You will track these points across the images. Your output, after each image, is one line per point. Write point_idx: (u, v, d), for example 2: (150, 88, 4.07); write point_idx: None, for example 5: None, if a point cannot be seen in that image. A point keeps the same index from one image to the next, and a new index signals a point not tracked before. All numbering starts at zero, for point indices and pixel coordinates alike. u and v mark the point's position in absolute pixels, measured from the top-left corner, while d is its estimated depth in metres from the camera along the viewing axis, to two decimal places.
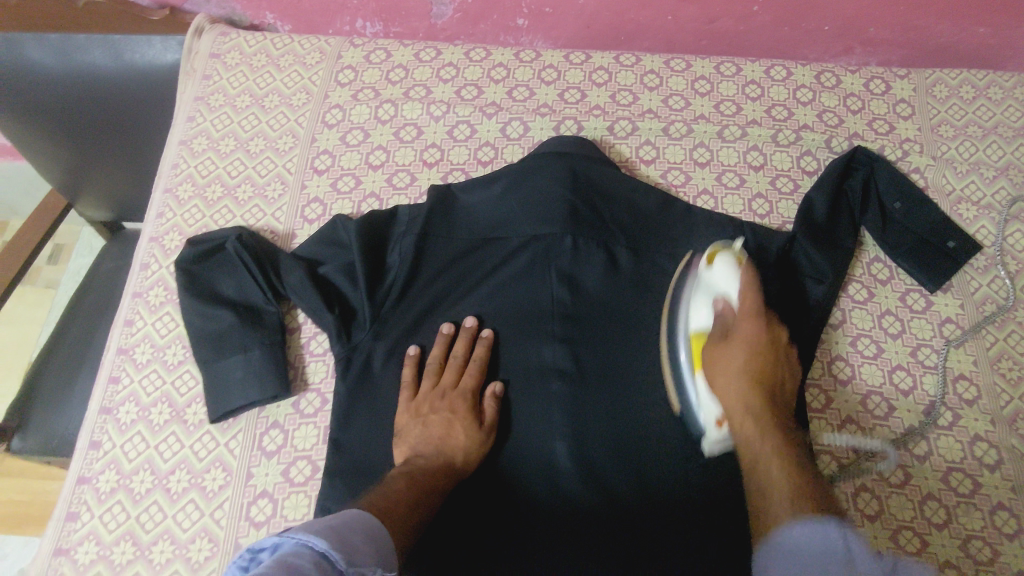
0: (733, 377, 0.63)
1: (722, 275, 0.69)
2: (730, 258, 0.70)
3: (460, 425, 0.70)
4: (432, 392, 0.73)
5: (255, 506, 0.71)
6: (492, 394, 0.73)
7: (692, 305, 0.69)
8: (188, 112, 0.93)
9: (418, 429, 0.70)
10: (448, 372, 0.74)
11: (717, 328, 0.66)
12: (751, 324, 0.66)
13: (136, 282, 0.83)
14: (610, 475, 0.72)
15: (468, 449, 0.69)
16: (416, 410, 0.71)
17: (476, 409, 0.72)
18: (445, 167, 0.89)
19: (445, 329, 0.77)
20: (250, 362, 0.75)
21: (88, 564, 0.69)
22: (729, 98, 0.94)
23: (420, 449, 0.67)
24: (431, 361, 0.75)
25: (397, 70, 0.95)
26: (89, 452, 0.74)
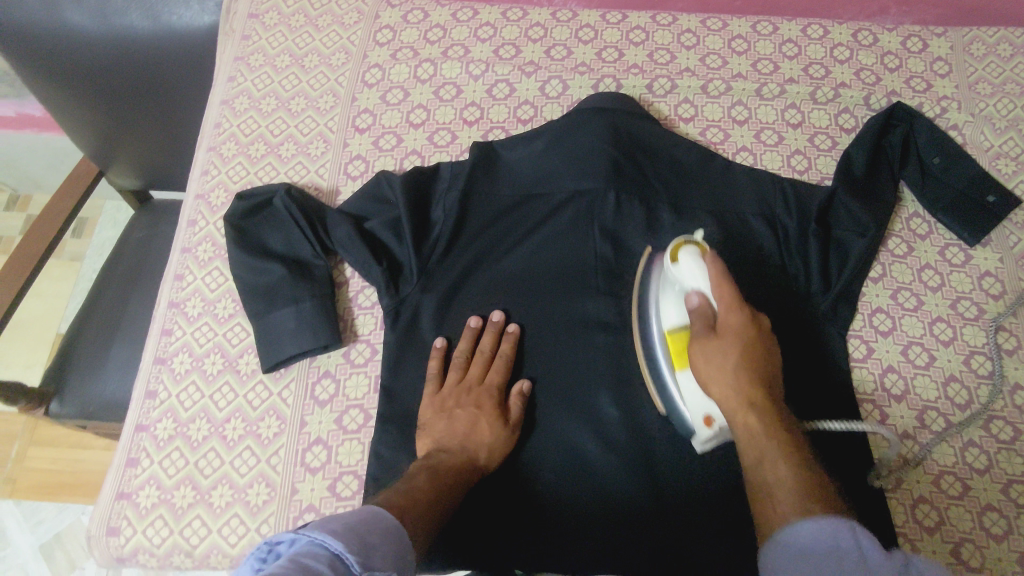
0: (723, 374, 0.59)
1: (689, 268, 0.65)
2: (693, 249, 0.66)
3: (486, 421, 0.69)
4: (458, 387, 0.72)
5: (310, 453, 0.73)
6: (519, 392, 0.72)
7: (664, 301, 0.70)
8: (229, 72, 0.94)
9: (442, 424, 0.69)
10: (474, 366, 0.73)
11: (699, 320, 0.63)
12: (739, 318, 0.61)
13: (184, 237, 0.85)
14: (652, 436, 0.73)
15: (492, 446, 0.68)
16: (440, 405, 0.70)
17: (501, 406, 0.71)
18: (485, 125, 0.89)
19: (472, 322, 0.76)
20: (301, 313, 0.76)
21: (150, 508, 0.71)
22: (766, 57, 0.94)
23: (444, 445, 0.66)
24: (456, 355, 0.74)
25: (436, 30, 0.96)
26: (146, 401, 0.75)
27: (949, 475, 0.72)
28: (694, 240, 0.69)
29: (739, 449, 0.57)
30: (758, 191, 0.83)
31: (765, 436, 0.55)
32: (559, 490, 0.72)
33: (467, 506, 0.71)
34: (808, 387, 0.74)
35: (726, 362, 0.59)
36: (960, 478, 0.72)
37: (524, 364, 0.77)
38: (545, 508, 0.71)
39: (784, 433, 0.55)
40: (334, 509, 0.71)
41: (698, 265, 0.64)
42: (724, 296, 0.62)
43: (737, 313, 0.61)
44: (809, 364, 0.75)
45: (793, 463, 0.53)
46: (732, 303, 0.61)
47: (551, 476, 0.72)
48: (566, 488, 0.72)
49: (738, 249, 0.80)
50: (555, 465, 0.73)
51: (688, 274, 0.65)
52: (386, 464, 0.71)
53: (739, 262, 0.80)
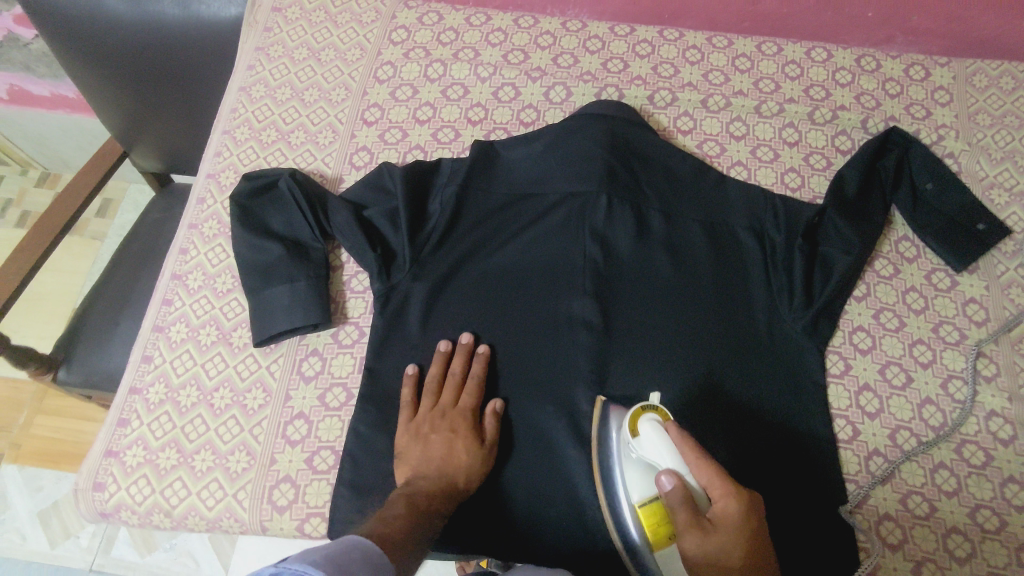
0: None
1: (652, 441, 0.61)
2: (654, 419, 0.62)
3: (461, 444, 0.69)
4: (432, 412, 0.72)
5: (292, 426, 0.75)
6: (493, 412, 0.73)
7: (631, 477, 0.63)
8: (249, 60, 0.98)
9: (418, 450, 0.68)
10: (447, 391, 0.73)
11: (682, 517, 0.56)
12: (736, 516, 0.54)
13: (192, 214, 0.88)
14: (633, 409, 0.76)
15: (470, 468, 0.68)
16: (416, 431, 0.70)
17: (475, 428, 0.71)
18: (488, 125, 0.92)
19: (442, 347, 0.76)
20: (296, 291, 0.79)
21: (136, 467, 0.74)
22: (768, 76, 0.96)
23: (421, 471, 0.66)
24: (429, 380, 0.74)
25: (448, 33, 0.99)
26: (141, 365, 0.79)
27: (916, 496, 0.73)
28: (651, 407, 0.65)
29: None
30: (747, 206, 0.85)
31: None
32: (530, 482, 0.73)
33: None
34: (788, 543, 0.70)
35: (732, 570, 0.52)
36: (928, 498, 0.73)
37: (507, 356, 0.78)
38: (514, 499, 0.73)
39: None
40: (310, 481, 0.73)
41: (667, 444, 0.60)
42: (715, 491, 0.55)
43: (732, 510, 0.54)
44: (790, 519, 0.71)
45: None
46: (724, 494, 0.55)
47: (524, 468, 0.74)
48: (541, 477, 0.74)
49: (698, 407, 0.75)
50: (530, 456, 0.74)
51: (651, 449, 0.61)
52: (363, 442, 0.73)
53: (705, 418, 0.75)
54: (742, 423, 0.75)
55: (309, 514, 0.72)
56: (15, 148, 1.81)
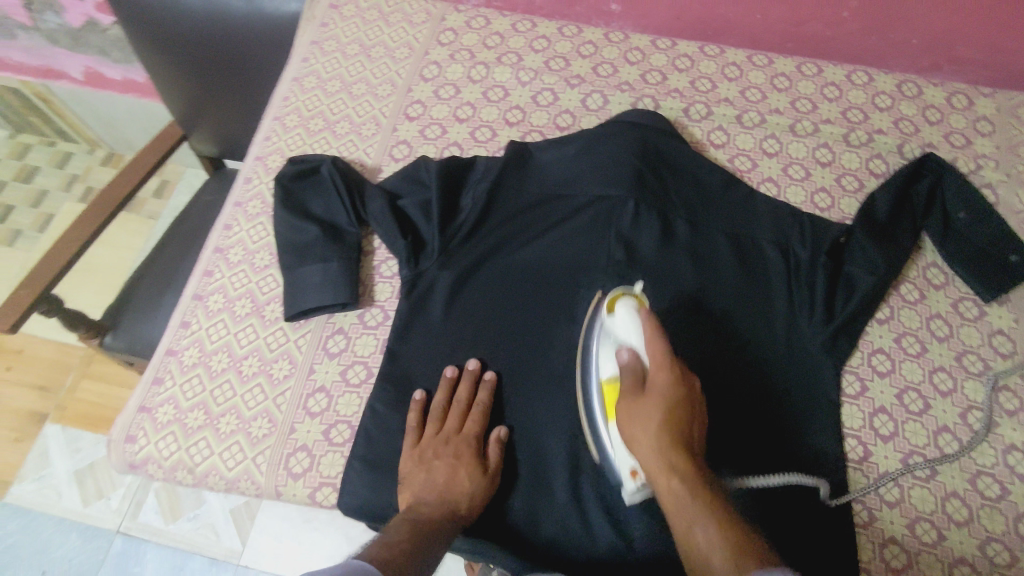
0: (646, 433, 0.59)
1: (623, 319, 0.70)
2: (628, 303, 0.72)
3: (464, 470, 0.71)
4: (436, 438, 0.73)
5: (313, 398, 0.79)
6: (497, 439, 0.74)
7: (605, 356, 0.72)
8: (303, 53, 1.03)
9: (422, 476, 0.70)
10: (452, 417, 0.75)
11: (629, 378, 0.65)
12: (665, 373, 0.62)
13: (238, 192, 0.93)
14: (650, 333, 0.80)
15: (473, 494, 0.69)
16: (420, 457, 0.72)
17: (479, 455, 0.72)
18: (525, 127, 0.95)
19: (448, 372, 0.77)
20: (328, 271, 0.82)
21: (166, 423, 0.78)
22: (806, 96, 0.96)
23: (424, 498, 0.68)
24: (435, 406, 0.76)
25: (494, 37, 1.03)
26: (179, 329, 0.83)
27: (925, 522, 0.72)
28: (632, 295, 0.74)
29: (666, 515, 0.56)
30: (774, 221, 0.86)
31: (688, 498, 0.54)
32: (536, 472, 0.75)
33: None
34: (741, 447, 0.74)
35: (648, 421, 0.60)
36: (936, 526, 0.72)
37: (523, 348, 0.81)
38: (517, 487, 0.75)
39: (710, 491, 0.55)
40: (325, 452, 0.76)
41: (633, 322, 0.69)
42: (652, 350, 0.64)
43: (663, 370, 0.62)
44: (750, 425, 0.75)
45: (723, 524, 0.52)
46: (660, 358, 0.63)
47: (530, 456, 0.76)
48: (546, 468, 0.75)
49: (682, 317, 0.81)
50: (538, 444, 0.76)
51: (621, 326, 0.70)
52: (379, 420, 0.76)
53: (691, 331, 0.80)
54: (721, 337, 0.80)
55: (321, 483, 0.75)
56: (85, 127, 1.92)
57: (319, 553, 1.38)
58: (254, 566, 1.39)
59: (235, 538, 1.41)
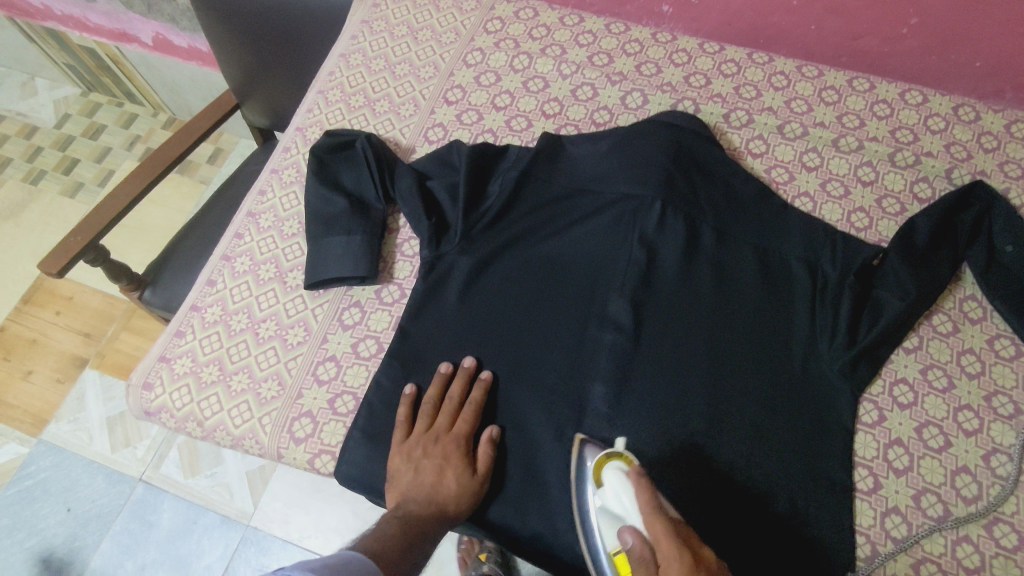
0: None
1: (619, 494, 0.64)
2: (619, 473, 0.66)
3: (452, 472, 0.70)
4: (425, 435, 0.73)
5: (323, 366, 0.80)
6: (488, 439, 0.73)
7: (608, 532, 0.65)
8: (353, 31, 1.05)
9: (409, 475, 0.70)
10: (443, 415, 0.74)
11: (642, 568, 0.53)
12: None
13: (276, 160, 0.96)
14: (669, 344, 0.79)
15: (459, 497, 0.69)
16: (408, 454, 0.72)
17: (468, 456, 0.72)
18: (560, 120, 0.95)
19: (443, 368, 0.77)
20: (350, 244, 0.84)
21: (182, 375, 0.81)
22: (854, 112, 0.93)
23: (410, 498, 0.68)
24: (426, 402, 0.75)
25: (540, 29, 1.03)
26: (205, 287, 0.86)
27: (931, 564, 0.68)
28: (620, 456, 0.68)
29: None
30: (805, 238, 0.83)
31: None
32: (531, 466, 0.75)
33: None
34: None
35: None
36: (944, 570, 0.68)
37: (533, 339, 0.80)
38: (509, 478, 0.74)
39: None
40: (328, 420, 0.78)
41: (625, 487, 0.64)
42: None
43: None
44: None
45: None
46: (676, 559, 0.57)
47: (525, 449, 0.75)
48: (541, 463, 0.75)
49: (686, 463, 0.73)
50: (537, 437, 0.76)
51: (611, 494, 0.65)
52: (383, 394, 0.77)
53: (693, 474, 0.73)
54: (735, 488, 0.72)
55: (321, 450, 0.76)
56: (152, 92, 2.01)
57: (325, 523, 1.41)
58: (262, 528, 1.42)
59: (248, 500, 1.46)
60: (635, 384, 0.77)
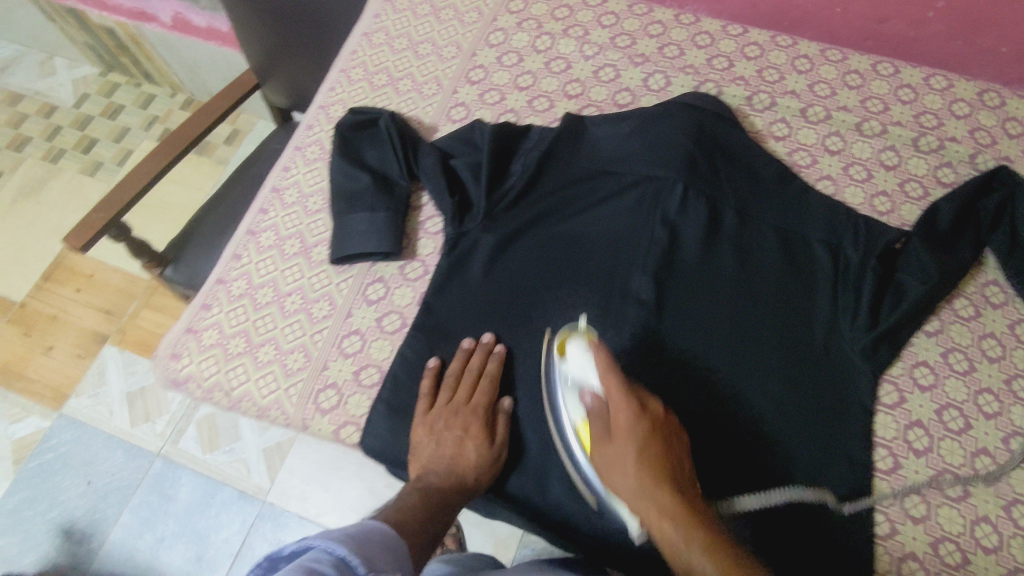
0: (627, 480, 0.61)
1: (577, 359, 0.71)
2: (579, 341, 0.72)
3: (472, 444, 0.72)
4: (447, 408, 0.74)
5: (347, 340, 0.82)
6: (505, 413, 0.75)
7: (567, 397, 0.71)
8: (376, 10, 1.06)
9: (431, 446, 0.72)
10: (463, 388, 0.75)
11: (597, 420, 0.66)
12: (630, 414, 0.63)
13: (300, 137, 0.97)
14: (681, 310, 0.81)
15: (478, 469, 0.71)
16: (430, 426, 0.74)
17: (488, 428, 0.74)
18: (583, 101, 0.95)
19: (466, 343, 0.78)
20: (375, 220, 0.85)
21: (209, 346, 0.82)
22: (878, 96, 0.93)
23: (431, 469, 0.71)
24: (448, 375, 0.77)
25: (563, 10, 1.03)
26: (231, 261, 0.88)
27: (949, 543, 0.69)
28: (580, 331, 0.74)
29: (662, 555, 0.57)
30: (827, 220, 0.83)
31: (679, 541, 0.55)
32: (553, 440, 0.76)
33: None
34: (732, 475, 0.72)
35: (625, 459, 0.61)
36: (962, 549, 0.69)
37: (556, 317, 0.81)
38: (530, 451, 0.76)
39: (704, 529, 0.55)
40: (353, 392, 0.79)
41: (587, 360, 0.69)
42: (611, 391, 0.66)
43: (625, 414, 0.64)
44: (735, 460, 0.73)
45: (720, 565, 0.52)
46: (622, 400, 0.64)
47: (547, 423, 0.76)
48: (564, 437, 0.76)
49: (665, 358, 0.78)
50: None
51: (575, 366, 0.71)
52: (407, 367, 0.79)
53: (679, 397, 0.76)
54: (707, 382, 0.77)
55: (346, 422, 0.78)
56: (170, 73, 2.02)
57: (342, 499, 1.43)
58: (279, 503, 1.45)
59: (264, 476, 1.48)
60: (661, 358, 0.78)
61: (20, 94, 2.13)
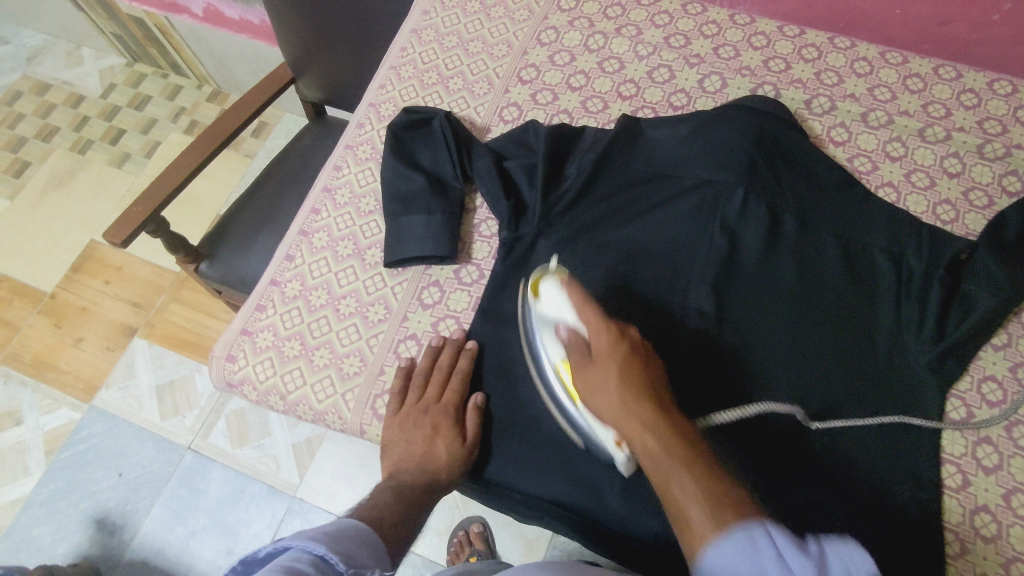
0: (610, 398, 0.60)
1: (552, 298, 0.71)
2: (552, 280, 0.72)
3: (441, 442, 0.72)
4: (417, 407, 0.75)
5: (404, 344, 0.81)
6: (475, 407, 0.75)
7: (545, 337, 0.72)
8: (425, 6, 1.04)
9: (402, 445, 0.74)
10: (432, 386, 0.76)
11: (575, 348, 0.67)
12: (609, 341, 0.64)
13: (350, 136, 0.96)
14: (742, 313, 0.80)
15: (449, 465, 0.72)
16: (401, 424, 0.75)
17: (458, 424, 0.74)
18: (638, 102, 0.94)
19: (434, 340, 0.79)
20: (431, 223, 0.84)
21: (265, 348, 0.82)
22: (941, 101, 0.91)
23: (402, 468, 0.72)
24: (417, 373, 0.77)
25: (616, 8, 1.02)
26: (284, 262, 0.87)
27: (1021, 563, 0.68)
28: (552, 272, 0.75)
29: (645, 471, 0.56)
30: (889, 228, 0.82)
31: (661, 451, 0.54)
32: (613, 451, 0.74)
33: (515, 426, 0.77)
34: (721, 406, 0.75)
35: (607, 379, 0.61)
36: None
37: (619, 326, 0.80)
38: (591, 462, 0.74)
39: (684, 442, 0.54)
40: None
41: (561, 296, 0.70)
42: (589, 320, 0.67)
43: (605, 338, 0.64)
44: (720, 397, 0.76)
45: (700, 471, 0.51)
46: (600, 328, 0.65)
47: None
48: None
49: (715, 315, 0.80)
50: None
51: (550, 304, 0.71)
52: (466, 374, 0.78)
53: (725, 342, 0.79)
54: (751, 331, 0.79)
55: None
56: (198, 64, 2.01)
57: None
58: (308, 499, 1.45)
59: (294, 472, 1.48)
60: (721, 347, 0.78)
61: (48, 83, 2.12)
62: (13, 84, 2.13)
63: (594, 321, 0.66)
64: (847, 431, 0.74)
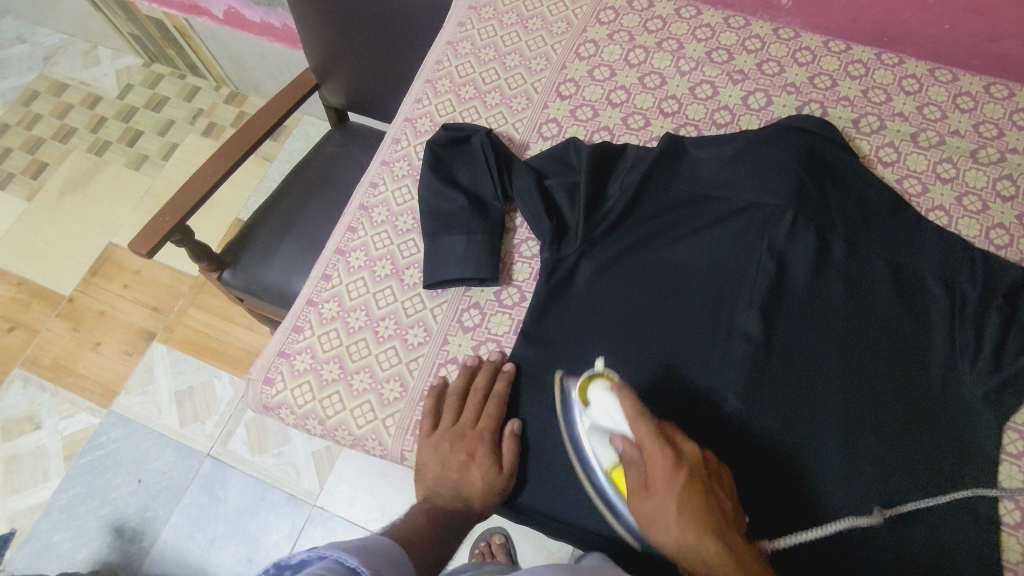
0: (670, 536, 0.56)
1: (601, 405, 0.66)
2: (599, 386, 0.67)
3: (476, 468, 0.70)
4: (452, 430, 0.73)
5: (445, 369, 0.80)
6: (510, 433, 0.73)
7: (595, 442, 0.68)
8: (460, 17, 1.02)
9: (436, 468, 0.71)
10: (467, 410, 0.74)
11: (632, 470, 0.61)
12: (667, 468, 0.58)
13: (386, 151, 0.94)
14: (791, 339, 0.78)
15: (485, 492, 0.69)
16: (435, 447, 0.73)
17: (494, 451, 0.72)
18: (680, 119, 0.92)
19: (469, 361, 0.78)
20: (471, 244, 0.82)
21: (303, 371, 0.81)
22: (992, 121, 0.89)
23: (436, 491, 0.70)
24: (451, 395, 0.76)
25: (656, 21, 1.00)
26: (321, 282, 0.86)
27: None
28: (597, 371, 0.69)
29: None
30: (942, 253, 0.80)
31: None
32: None
33: (560, 453, 0.75)
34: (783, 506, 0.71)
35: (665, 514, 0.56)
36: None
37: (666, 351, 0.78)
38: None
39: None
40: None
41: (611, 403, 0.66)
42: (643, 439, 0.60)
43: (663, 464, 0.59)
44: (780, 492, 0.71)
45: None
46: (657, 448, 0.59)
47: None
48: None
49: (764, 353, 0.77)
50: None
51: (598, 412, 0.66)
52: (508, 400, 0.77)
53: (776, 383, 0.76)
54: (800, 363, 0.77)
55: None
56: (217, 66, 1.99)
57: (393, 507, 1.42)
58: (329, 508, 1.44)
59: (314, 480, 1.47)
60: (770, 378, 0.76)
61: (65, 83, 2.11)
62: (30, 84, 2.11)
63: (649, 440, 0.60)
64: (901, 468, 0.72)
